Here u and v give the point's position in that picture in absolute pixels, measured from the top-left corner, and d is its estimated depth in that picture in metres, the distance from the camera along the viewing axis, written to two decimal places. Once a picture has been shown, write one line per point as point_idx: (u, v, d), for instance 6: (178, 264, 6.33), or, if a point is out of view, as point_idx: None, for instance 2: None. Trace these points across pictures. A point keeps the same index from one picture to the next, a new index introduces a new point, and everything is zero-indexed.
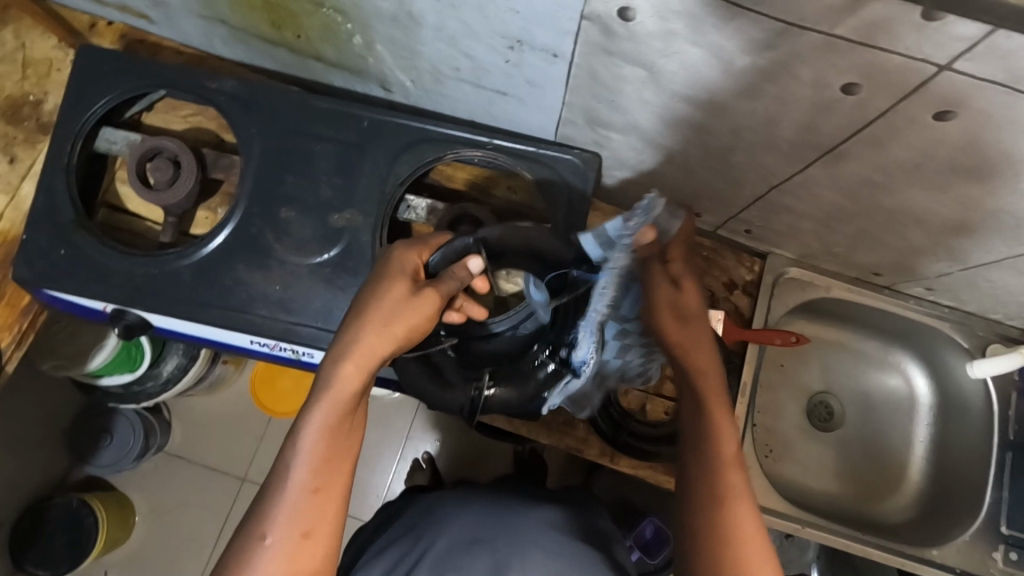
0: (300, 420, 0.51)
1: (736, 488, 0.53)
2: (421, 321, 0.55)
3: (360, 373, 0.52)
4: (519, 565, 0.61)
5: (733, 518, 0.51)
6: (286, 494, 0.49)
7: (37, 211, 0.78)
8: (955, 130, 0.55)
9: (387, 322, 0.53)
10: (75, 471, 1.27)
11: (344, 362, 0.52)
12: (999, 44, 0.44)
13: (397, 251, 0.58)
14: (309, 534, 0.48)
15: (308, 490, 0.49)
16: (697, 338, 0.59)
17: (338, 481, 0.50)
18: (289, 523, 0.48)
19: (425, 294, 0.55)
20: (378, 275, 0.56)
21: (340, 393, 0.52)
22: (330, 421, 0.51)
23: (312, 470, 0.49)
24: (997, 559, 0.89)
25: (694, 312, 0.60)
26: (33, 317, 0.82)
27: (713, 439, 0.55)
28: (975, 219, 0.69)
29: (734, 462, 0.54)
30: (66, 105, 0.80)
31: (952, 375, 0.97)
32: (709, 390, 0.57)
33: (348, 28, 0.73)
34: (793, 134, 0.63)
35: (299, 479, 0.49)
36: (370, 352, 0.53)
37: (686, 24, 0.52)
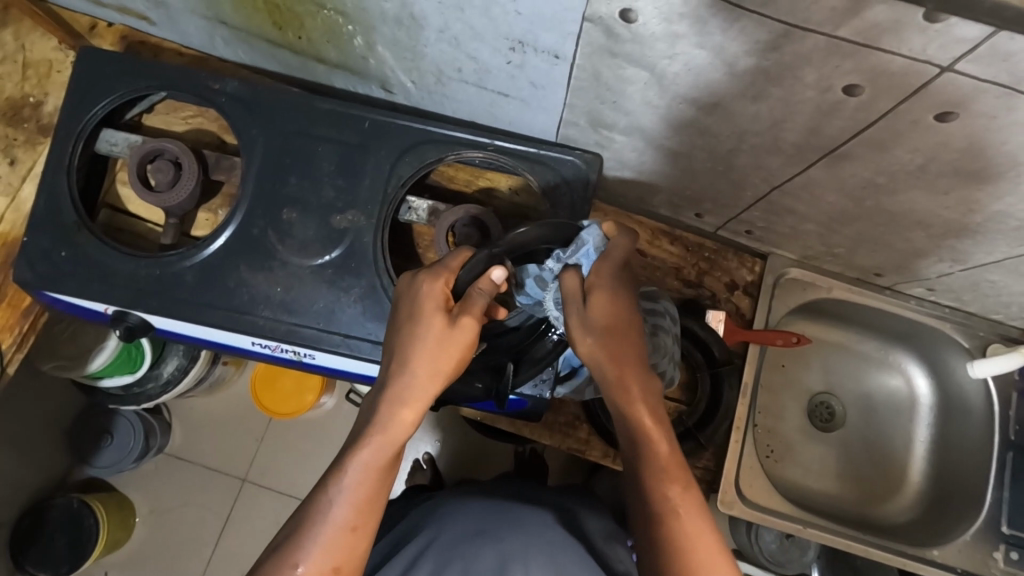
0: (344, 457, 0.52)
1: (673, 501, 0.53)
2: (462, 356, 0.54)
3: (409, 414, 0.53)
4: (522, 558, 0.61)
5: (675, 535, 0.52)
6: (325, 531, 0.50)
7: (39, 212, 0.78)
8: (957, 132, 0.55)
9: (430, 360, 0.53)
10: (76, 472, 1.27)
11: (392, 403, 0.53)
12: (1002, 46, 0.44)
13: (426, 281, 0.56)
14: (341, 568, 0.50)
15: (348, 529, 0.50)
16: (615, 355, 0.56)
17: (374, 520, 0.52)
18: (326, 558, 0.49)
19: (463, 326, 0.54)
20: (415, 307, 0.55)
21: (388, 434, 0.52)
22: (375, 461, 0.52)
23: (354, 509, 0.51)
24: (998, 559, 0.89)
25: (604, 326, 0.56)
26: (34, 319, 0.82)
27: (649, 456, 0.55)
28: (976, 221, 0.69)
29: (671, 473, 0.54)
30: (67, 106, 0.80)
31: (953, 376, 0.98)
32: (633, 407, 0.55)
33: (350, 29, 0.72)
34: (796, 135, 0.63)
35: (341, 517, 0.50)
36: (416, 392, 0.53)
37: (690, 26, 0.52)
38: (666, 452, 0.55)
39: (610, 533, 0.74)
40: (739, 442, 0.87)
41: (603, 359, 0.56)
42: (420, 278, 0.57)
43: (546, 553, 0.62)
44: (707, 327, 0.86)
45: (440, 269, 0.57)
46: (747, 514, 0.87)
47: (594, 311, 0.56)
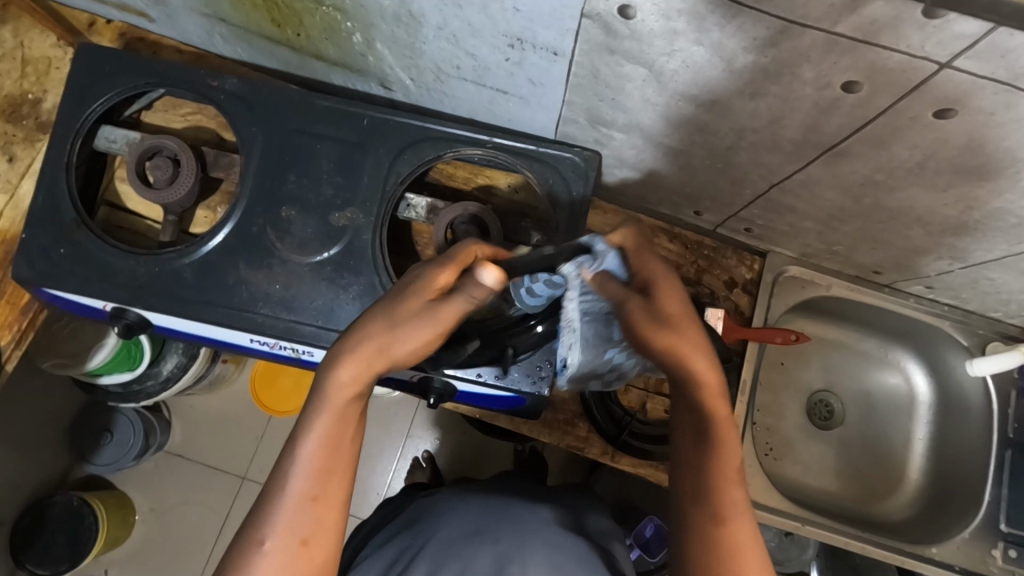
0: (299, 425, 0.49)
1: (739, 504, 0.51)
2: (436, 339, 0.52)
3: (365, 386, 0.51)
4: (518, 556, 0.61)
5: (737, 537, 0.49)
6: (284, 502, 0.47)
7: (38, 209, 0.78)
8: (956, 129, 0.55)
9: (401, 336, 0.51)
10: (75, 470, 1.27)
11: (346, 372, 0.50)
12: (1001, 42, 0.44)
13: (427, 266, 0.54)
14: (309, 541, 0.47)
15: (308, 499, 0.48)
16: (698, 344, 0.53)
17: (340, 492, 0.49)
18: (287, 530, 0.47)
19: (447, 313, 0.52)
20: (400, 288, 0.53)
21: (338, 402, 0.49)
22: (330, 430, 0.49)
23: (313, 481, 0.48)
24: (997, 556, 0.89)
25: (681, 316, 0.54)
26: (33, 316, 0.82)
27: (716, 453, 0.52)
28: (976, 218, 0.69)
29: (739, 476, 0.52)
30: (65, 103, 0.80)
31: (952, 373, 0.98)
32: (713, 400, 0.53)
33: (349, 26, 0.72)
34: (795, 132, 0.63)
35: (299, 487, 0.48)
36: (382, 364, 0.51)
37: (688, 22, 0.52)
38: (734, 453, 0.52)
39: (608, 531, 0.74)
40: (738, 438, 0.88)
41: (683, 347, 0.53)
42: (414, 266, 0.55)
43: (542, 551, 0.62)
44: (705, 325, 0.85)
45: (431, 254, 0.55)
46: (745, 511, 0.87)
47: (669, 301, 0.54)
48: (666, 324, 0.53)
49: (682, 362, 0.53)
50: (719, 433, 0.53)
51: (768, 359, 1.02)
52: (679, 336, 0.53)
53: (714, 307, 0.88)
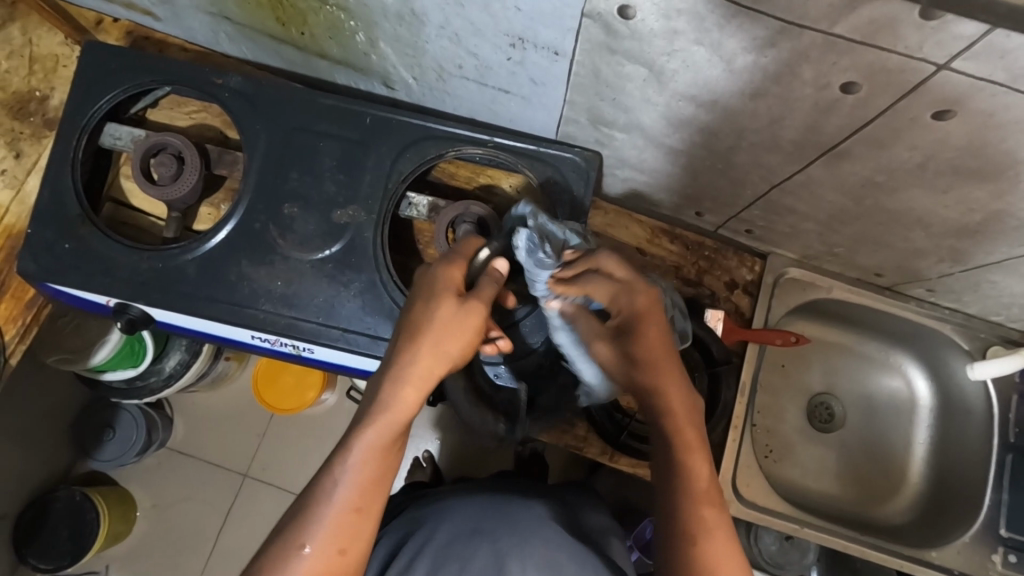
0: (349, 437, 0.53)
1: (707, 521, 0.53)
2: (477, 338, 0.57)
3: (417, 394, 0.54)
4: (518, 557, 0.61)
5: (706, 553, 0.52)
6: (331, 513, 0.50)
7: (43, 204, 0.78)
8: (955, 130, 0.55)
9: (444, 340, 0.55)
10: (78, 465, 1.28)
11: (398, 383, 0.53)
12: (998, 44, 0.44)
13: (442, 267, 0.59)
14: (347, 550, 0.50)
15: (352, 509, 0.51)
16: (671, 380, 0.58)
17: (379, 502, 0.52)
18: (330, 538, 0.49)
19: (472, 311, 0.56)
20: (424, 292, 0.58)
21: (395, 414, 0.53)
22: (380, 440, 0.52)
23: (358, 490, 0.51)
24: (996, 561, 0.89)
25: (657, 358, 0.58)
26: (37, 310, 0.83)
27: (686, 479, 0.55)
28: (977, 221, 0.69)
29: (707, 496, 0.54)
30: (72, 99, 0.81)
31: (953, 376, 0.97)
32: (679, 423, 0.57)
33: (352, 25, 0.73)
34: (794, 133, 0.63)
35: (345, 496, 0.51)
36: (423, 371, 0.54)
37: (688, 22, 0.52)
38: (704, 472, 0.55)
39: (606, 526, 0.75)
40: (738, 441, 0.88)
41: (656, 376, 0.58)
42: (429, 269, 0.60)
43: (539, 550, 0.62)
44: (704, 326, 0.86)
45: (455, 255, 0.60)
46: (744, 514, 0.87)
47: (643, 343, 0.58)
48: (642, 361, 0.58)
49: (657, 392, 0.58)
50: (690, 455, 0.56)
51: (768, 361, 1.02)
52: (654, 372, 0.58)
53: (714, 308, 0.89)
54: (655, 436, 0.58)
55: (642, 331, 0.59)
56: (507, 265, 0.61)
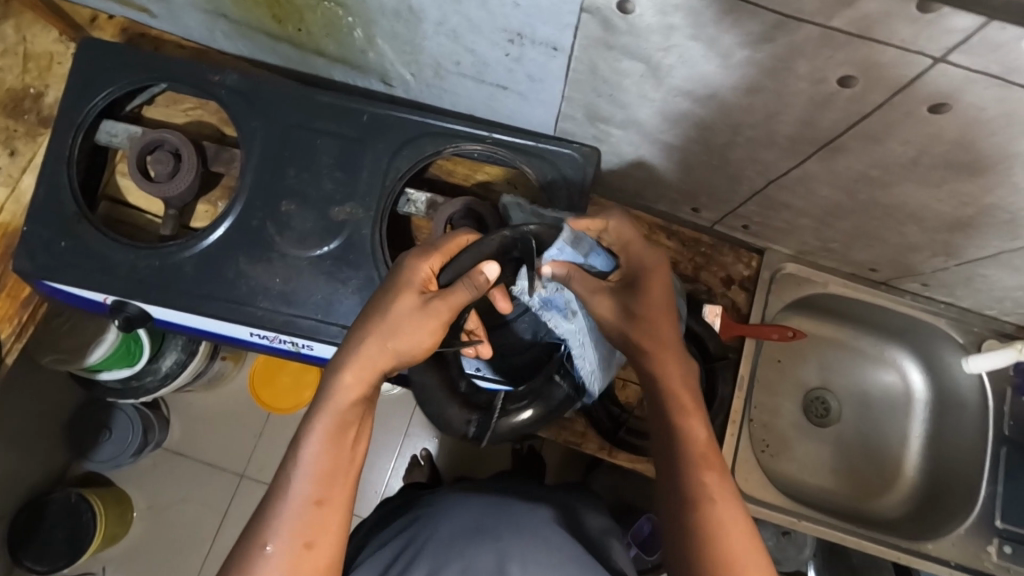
0: (303, 429, 0.55)
1: (710, 487, 0.55)
2: (439, 334, 0.57)
3: (360, 385, 0.56)
4: (521, 559, 0.61)
5: (710, 517, 0.54)
6: (290, 505, 0.51)
7: (39, 202, 0.78)
8: (949, 124, 0.55)
9: (395, 334, 0.56)
10: (74, 466, 1.28)
11: (348, 375, 0.55)
12: (992, 37, 0.45)
13: (411, 262, 0.59)
14: (312, 543, 0.51)
15: (312, 502, 0.52)
16: (667, 350, 0.61)
17: (342, 496, 0.53)
18: (291, 531, 0.50)
19: (435, 308, 0.56)
20: (388, 286, 0.58)
21: (341, 404, 0.55)
22: (331, 432, 0.54)
23: (314, 483, 0.52)
24: (991, 552, 0.89)
25: (657, 324, 0.62)
26: (33, 309, 0.82)
27: (685, 439, 0.58)
28: (971, 215, 0.69)
29: (708, 461, 0.57)
30: (67, 96, 0.81)
31: (947, 370, 0.98)
32: (677, 392, 0.60)
33: (349, 22, 0.73)
34: (791, 128, 0.63)
35: (302, 490, 0.52)
36: (369, 363, 0.56)
37: (685, 17, 0.52)
38: (704, 440, 0.58)
39: (606, 528, 0.75)
40: (735, 436, 0.88)
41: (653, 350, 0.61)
42: (400, 262, 0.60)
43: (544, 549, 0.63)
44: (702, 323, 0.85)
45: (426, 249, 0.60)
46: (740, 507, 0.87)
47: (646, 302, 0.62)
48: (640, 321, 0.61)
49: (656, 359, 0.61)
50: (692, 426, 0.59)
51: (764, 356, 1.02)
52: (651, 344, 0.61)
53: (710, 303, 0.89)
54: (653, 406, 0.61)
55: (646, 291, 0.62)
56: (496, 268, 0.57)
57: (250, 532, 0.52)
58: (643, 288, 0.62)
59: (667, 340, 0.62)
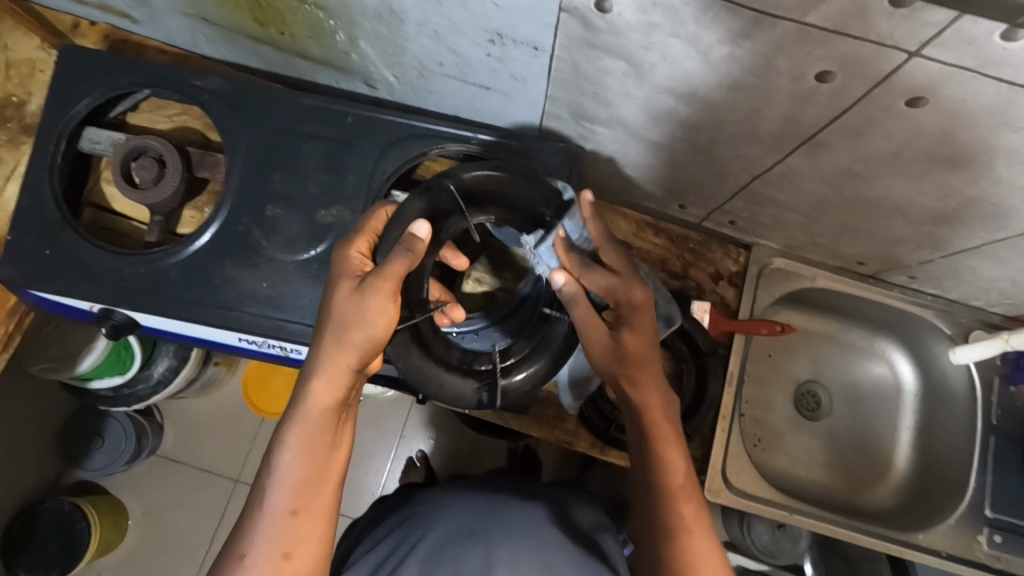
0: (275, 441, 0.56)
1: (687, 518, 0.58)
2: (393, 314, 0.58)
3: (325, 387, 0.56)
4: (512, 562, 0.61)
5: (685, 549, 0.56)
6: (268, 518, 0.52)
7: (23, 210, 0.78)
8: (928, 117, 0.56)
9: (353, 329, 0.57)
10: (66, 474, 1.27)
11: (315, 379, 0.56)
12: (966, 30, 0.45)
13: (345, 256, 0.61)
14: (290, 554, 0.52)
15: (289, 512, 0.53)
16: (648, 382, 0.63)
17: (318, 504, 0.54)
18: (269, 545, 0.52)
19: (372, 290, 0.57)
20: (330, 284, 0.60)
21: (311, 412, 0.56)
22: (305, 439, 0.55)
23: (290, 494, 0.53)
24: (982, 542, 0.90)
25: (638, 360, 0.62)
26: (20, 318, 0.82)
27: (666, 472, 0.60)
28: (953, 207, 0.70)
29: (685, 494, 0.59)
30: (49, 103, 0.80)
31: (936, 362, 0.99)
32: (656, 422, 0.62)
33: (331, 24, 0.73)
34: (773, 124, 0.64)
35: (278, 502, 0.53)
36: (330, 364, 0.57)
37: (663, 15, 0.52)
38: (680, 469, 0.60)
39: (600, 523, 0.76)
40: (727, 431, 0.89)
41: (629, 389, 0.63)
42: (336, 258, 0.62)
43: (534, 552, 0.63)
44: (691, 319, 0.86)
45: (354, 235, 0.62)
46: (734, 501, 0.88)
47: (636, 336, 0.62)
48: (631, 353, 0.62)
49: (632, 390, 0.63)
50: (668, 458, 0.60)
51: (755, 350, 1.02)
52: (633, 381, 0.62)
53: (699, 299, 0.89)
54: (631, 434, 0.63)
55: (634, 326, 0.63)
56: (423, 228, 0.60)
57: (234, 542, 0.53)
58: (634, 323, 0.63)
59: (649, 372, 0.63)
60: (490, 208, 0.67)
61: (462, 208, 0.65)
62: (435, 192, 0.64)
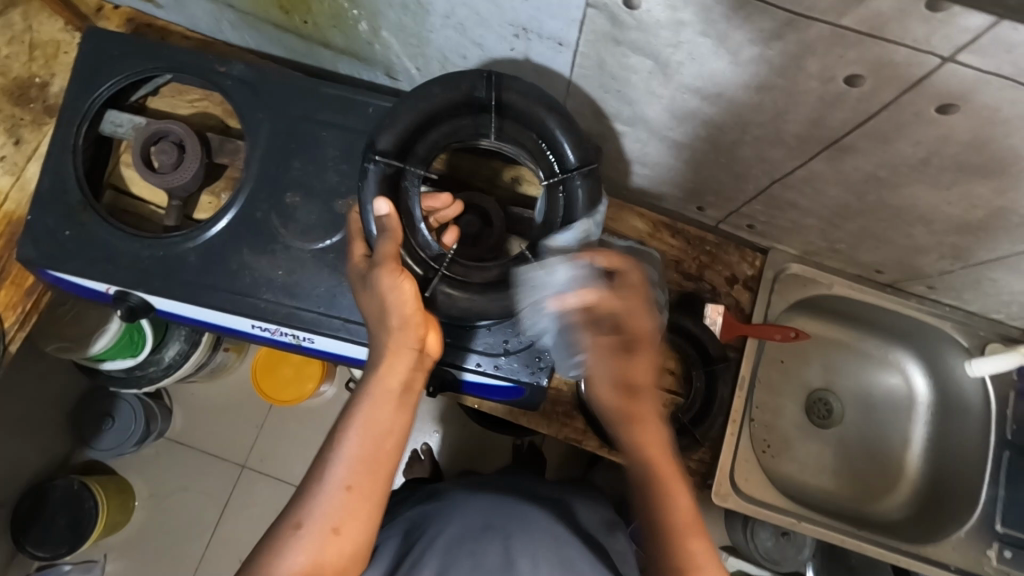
0: (338, 423, 0.57)
1: (696, 556, 0.54)
2: (413, 288, 0.60)
3: (389, 370, 0.58)
4: (531, 559, 0.61)
5: None
6: (324, 491, 0.53)
7: (43, 191, 0.78)
8: (959, 125, 0.55)
9: (398, 312, 0.60)
10: (76, 454, 1.28)
11: (382, 362, 0.59)
12: (1005, 37, 0.44)
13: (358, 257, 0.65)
14: (340, 529, 0.52)
15: (344, 487, 0.53)
16: (646, 415, 0.59)
17: (373, 483, 0.54)
18: (322, 519, 0.52)
19: (395, 271, 0.60)
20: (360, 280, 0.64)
21: (379, 393, 0.57)
22: (365, 418, 0.56)
23: (349, 470, 0.53)
24: (991, 557, 0.89)
25: (636, 385, 0.60)
26: (37, 297, 0.82)
27: (668, 509, 0.56)
28: (979, 217, 0.69)
29: (691, 529, 0.55)
30: (74, 85, 0.81)
31: (951, 373, 0.98)
32: (659, 461, 0.57)
33: (356, 14, 0.73)
34: (799, 127, 0.63)
35: (336, 476, 0.53)
36: (392, 348, 0.59)
37: (694, 12, 0.52)
38: (686, 505, 0.56)
39: (610, 524, 0.75)
40: (737, 435, 0.88)
41: (633, 418, 0.59)
42: (355, 258, 0.66)
43: (557, 549, 0.63)
44: (701, 324, 0.87)
45: (350, 244, 0.67)
46: (742, 506, 0.87)
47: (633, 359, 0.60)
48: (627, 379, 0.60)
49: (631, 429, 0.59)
50: (667, 490, 0.56)
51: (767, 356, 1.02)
52: (629, 405, 0.60)
53: (713, 303, 0.89)
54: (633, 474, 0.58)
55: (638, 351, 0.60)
56: (384, 204, 0.64)
57: (271, 531, 0.53)
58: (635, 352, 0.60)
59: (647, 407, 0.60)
60: (434, 135, 0.69)
61: (406, 166, 0.68)
62: (375, 173, 0.67)
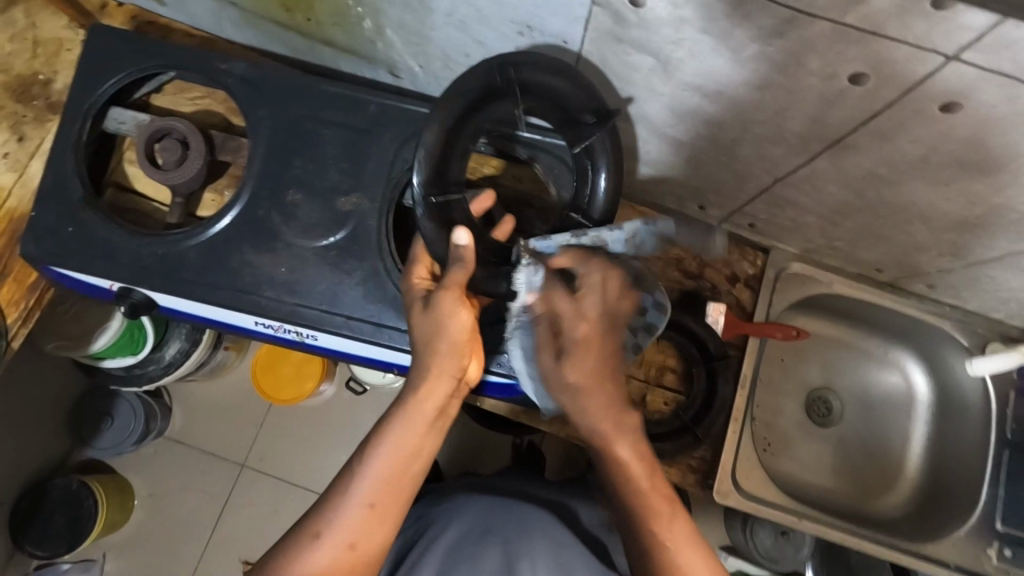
0: (368, 439, 0.58)
1: (657, 532, 0.56)
2: (469, 317, 0.60)
3: (424, 394, 0.58)
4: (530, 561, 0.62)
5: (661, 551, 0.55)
6: (346, 507, 0.54)
7: (46, 188, 0.78)
8: (959, 122, 0.55)
9: (444, 337, 0.59)
10: (75, 452, 1.28)
11: (417, 386, 0.59)
12: (1004, 35, 0.45)
13: (415, 278, 0.65)
14: (356, 544, 0.54)
15: (366, 505, 0.54)
16: (606, 406, 0.59)
17: (393, 504, 0.55)
18: (340, 533, 0.53)
19: (456, 303, 0.59)
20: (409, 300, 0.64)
21: (410, 417, 0.57)
22: (394, 440, 0.56)
23: (373, 489, 0.55)
24: (992, 555, 0.89)
25: (590, 383, 0.58)
26: (40, 295, 0.82)
27: (630, 487, 0.57)
28: (978, 214, 0.69)
29: (654, 510, 0.56)
30: (78, 82, 0.81)
31: (950, 371, 0.98)
32: (614, 445, 0.58)
33: (359, 12, 0.73)
34: (800, 126, 0.63)
35: (359, 494, 0.55)
36: (432, 371, 0.59)
37: (696, 10, 0.52)
38: (643, 481, 0.57)
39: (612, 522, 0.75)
40: (738, 433, 0.87)
41: (585, 411, 0.59)
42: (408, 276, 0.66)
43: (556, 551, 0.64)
44: (703, 323, 0.88)
45: (412, 264, 0.67)
46: (741, 504, 0.87)
47: (575, 369, 0.59)
48: (580, 385, 0.59)
49: (583, 419, 0.60)
50: (622, 467, 0.58)
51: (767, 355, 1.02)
52: (583, 390, 0.59)
53: (715, 301, 0.89)
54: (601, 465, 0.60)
55: (573, 359, 0.59)
56: (465, 235, 0.61)
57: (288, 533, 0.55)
58: (573, 356, 0.59)
59: (604, 397, 0.59)
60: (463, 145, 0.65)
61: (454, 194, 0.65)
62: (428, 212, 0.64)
